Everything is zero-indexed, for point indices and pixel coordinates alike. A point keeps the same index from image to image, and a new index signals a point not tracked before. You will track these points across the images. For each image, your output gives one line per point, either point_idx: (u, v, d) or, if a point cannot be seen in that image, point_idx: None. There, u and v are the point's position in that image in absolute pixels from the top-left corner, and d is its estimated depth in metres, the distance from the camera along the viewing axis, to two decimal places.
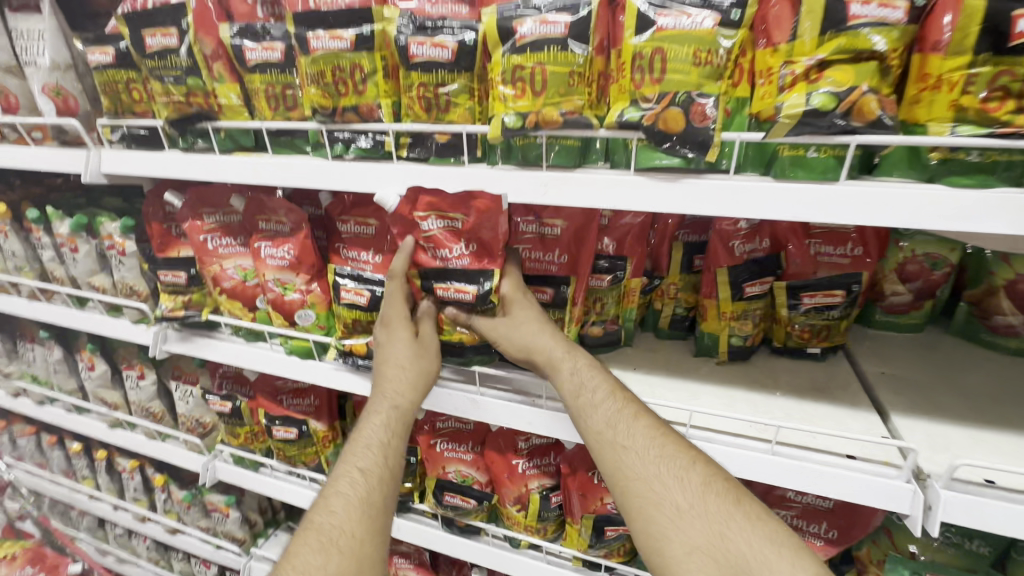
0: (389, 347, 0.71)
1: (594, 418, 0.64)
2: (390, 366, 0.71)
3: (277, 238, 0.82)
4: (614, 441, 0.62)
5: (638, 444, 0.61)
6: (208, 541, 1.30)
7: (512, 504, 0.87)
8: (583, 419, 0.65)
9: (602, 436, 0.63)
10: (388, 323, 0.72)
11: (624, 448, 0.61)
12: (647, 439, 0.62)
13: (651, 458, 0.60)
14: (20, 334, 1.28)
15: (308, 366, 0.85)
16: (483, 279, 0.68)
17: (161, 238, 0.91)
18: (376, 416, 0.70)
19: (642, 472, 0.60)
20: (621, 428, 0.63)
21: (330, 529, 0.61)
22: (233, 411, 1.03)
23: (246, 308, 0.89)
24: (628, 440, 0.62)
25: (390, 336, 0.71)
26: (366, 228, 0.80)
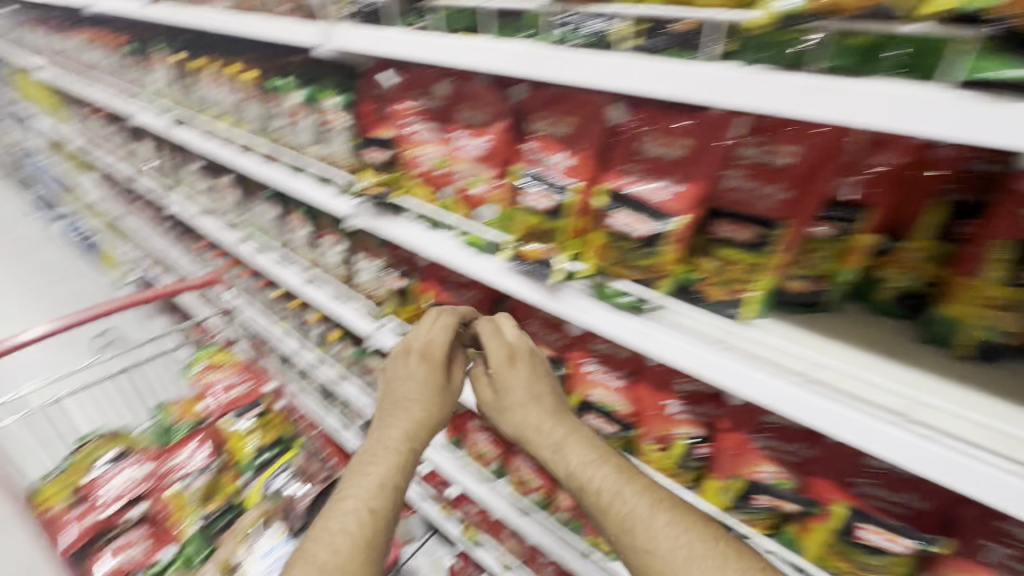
0: (418, 386, 0.87)
1: (611, 515, 0.66)
2: (415, 403, 0.86)
3: (477, 128, 0.83)
4: (623, 521, 0.64)
5: (602, 481, 0.69)
6: (365, 395, 1.52)
7: (652, 442, 0.84)
8: (599, 514, 0.68)
9: (608, 511, 0.66)
10: (426, 356, 0.89)
11: (648, 551, 0.60)
12: (655, 515, 0.63)
13: (604, 491, 0.68)
14: (251, 190, 1.54)
15: (476, 261, 0.84)
16: (661, 220, 0.66)
17: (371, 118, 0.98)
18: (389, 447, 0.81)
19: (614, 511, 0.66)
20: (627, 501, 0.65)
21: (333, 566, 0.65)
22: (403, 289, 1.16)
23: (432, 194, 0.94)
24: (649, 541, 0.61)
25: (424, 369, 0.88)
26: (559, 128, 0.75)
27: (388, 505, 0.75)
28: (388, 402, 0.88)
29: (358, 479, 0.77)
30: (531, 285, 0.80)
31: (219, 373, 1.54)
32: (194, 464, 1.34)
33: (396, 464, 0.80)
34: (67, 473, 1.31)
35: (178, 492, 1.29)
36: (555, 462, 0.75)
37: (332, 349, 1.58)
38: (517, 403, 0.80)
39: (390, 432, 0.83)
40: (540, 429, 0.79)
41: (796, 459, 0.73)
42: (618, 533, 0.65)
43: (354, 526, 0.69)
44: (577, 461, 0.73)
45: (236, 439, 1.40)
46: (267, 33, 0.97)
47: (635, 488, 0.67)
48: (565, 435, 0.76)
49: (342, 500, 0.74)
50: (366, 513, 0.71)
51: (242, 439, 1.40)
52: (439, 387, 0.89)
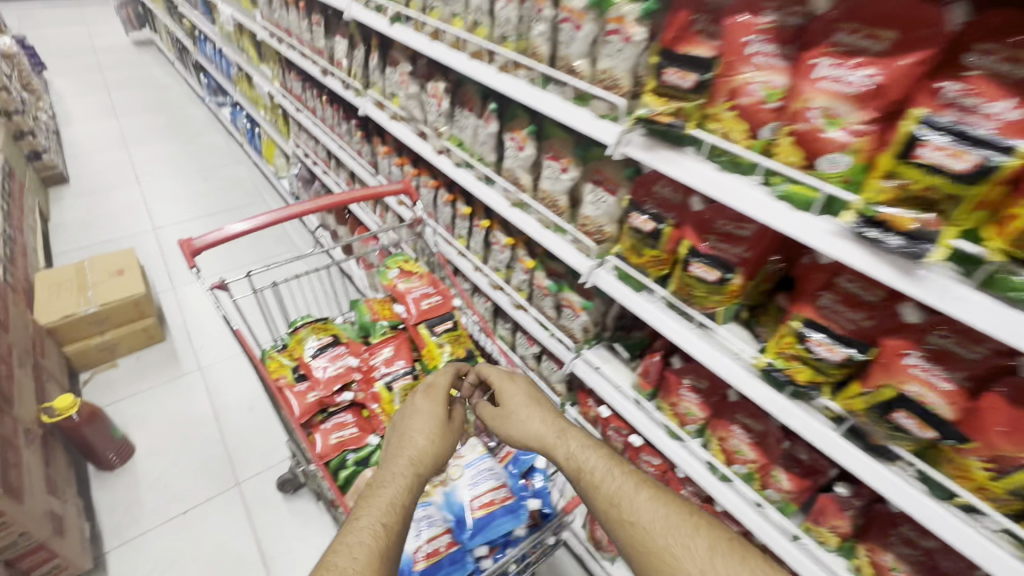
0: (433, 429, 1.05)
1: (603, 492, 0.98)
2: (421, 436, 1.05)
3: (856, 56, 0.69)
4: (613, 499, 0.96)
5: (591, 465, 1.03)
6: (546, 327, 1.51)
7: (980, 459, 0.72)
8: (591, 495, 0.99)
9: (599, 489, 0.98)
10: (429, 392, 1.14)
11: (632, 521, 0.91)
12: (640, 493, 0.95)
13: (596, 471, 1.01)
14: (461, 101, 1.48)
15: (797, 219, 0.75)
16: None
17: (678, 31, 0.85)
18: (397, 475, 0.95)
19: (602, 491, 0.98)
20: (615, 484, 0.98)
21: (373, 549, 0.79)
22: (653, 232, 1.03)
23: (747, 132, 0.82)
24: (632, 515, 0.92)
25: (432, 405, 1.10)
26: (1014, 67, 0.57)
27: (397, 521, 0.86)
28: (403, 439, 1.04)
29: (378, 495, 0.90)
30: (879, 257, 0.68)
31: (413, 282, 1.56)
32: (395, 366, 1.42)
33: (405, 485, 0.94)
34: (288, 349, 1.43)
35: (384, 389, 1.37)
36: (559, 447, 1.08)
37: (516, 276, 1.56)
38: (519, 414, 1.15)
39: (405, 463, 0.97)
40: (546, 437, 1.11)
41: None
42: (612, 513, 0.95)
43: (382, 528, 0.84)
44: (568, 459, 1.06)
45: (431, 348, 1.43)
46: None
47: (631, 480, 0.98)
48: (562, 436, 1.10)
49: (356, 522, 0.84)
50: (377, 527, 0.83)
51: (437, 348, 1.43)
52: (439, 419, 1.08)
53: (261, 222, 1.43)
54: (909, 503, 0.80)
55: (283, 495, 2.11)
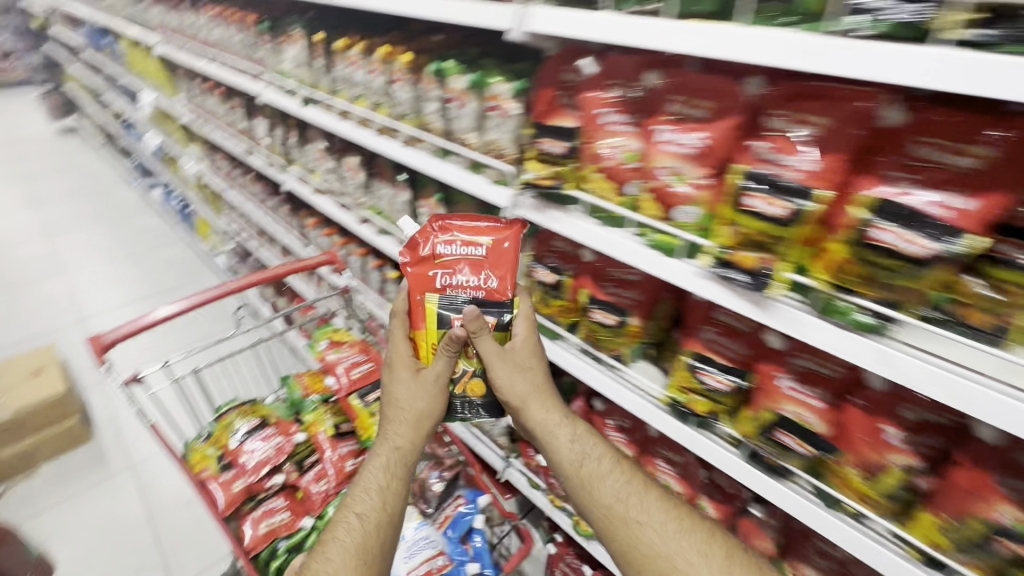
0: (424, 397, 0.97)
1: (608, 489, 0.92)
2: (409, 407, 0.98)
3: (687, 122, 0.76)
4: (615, 494, 0.92)
5: (596, 457, 0.97)
6: None
7: (858, 467, 0.77)
8: (599, 486, 0.93)
9: (602, 485, 0.93)
10: (421, 372, 0.99)
11: (637, 521, 0.89)
12: (648, 492, 0.93)
13: (601, 463, 0.96)
14: (377, 172, 1.54)
15: (666, 264, 0.82)
16: (948, 237, 0.57)
17: (548, 105, 0.93)
18: (379, 460, 0.97)
19: (600, 494, 0.92)
20: (620, 484, 0.93)
21: (362, 542, 0.87)
22: (556, 284, 1.10)
23: (615, 190, 0.89)
24: (642, 515, 0.89)
25: (418, 384, 0.98)
26: (804, 128, 0.66)
27: (398, 494, 0.94)
28: (399, 400, 0.99)
29: (367, 479, 0.95)
30: (735, 293, 0.75)
31: (343, 351, 1.55)
32: (469, 285, 0.99)
33: (399, 459, 0.97)
34: (213, 438, 1.35)
35: (434, 317, 0.98)
36: (554, 438, 0.98)
37: None
38: (514, 380, 0.98)
39: (394, 450, 0.97)
40: (561, 433, 0.98)
41: None
42: (610, 506, 0.91)
43: (379, 504, 0.92)
44: (572, 446, 0.97)
45: (364, 418, 1.43)
46: (451, 19, 0.95)
47: (643, 493, 0.92)
48: (567, 423, 1.00)
49: (355, 511, 0.91)
50: (363, 516, 0.90)
51: (369, 417, 1.44)
52: (416, 378, 0.98)
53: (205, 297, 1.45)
54: (809, 516, 0.84)
55: None
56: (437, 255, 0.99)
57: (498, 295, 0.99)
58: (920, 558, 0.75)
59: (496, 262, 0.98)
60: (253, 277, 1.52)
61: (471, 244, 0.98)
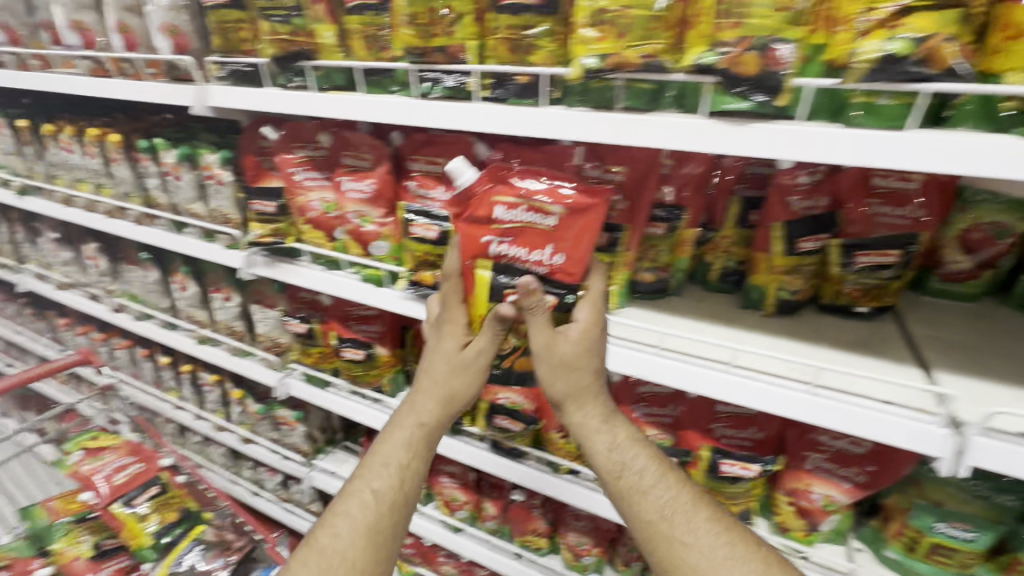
0: (444, 364, 0.77)
1: (644, 505, 0.70)
2: (442, 379, 0.77)
3: (359, 172, 0.90)
4: (660, 511, 0.69)
5: (637, 468, 0.71)
6: (277, 452, 1.46)
7: (557, 431, 0.97)
8: (636, 502, 0.70)
9: (645, 499, 0.70)
10: (465, 337, 0.76)
11: (682, 544, 0.67)
12: (696, 509, 0.68)
13: (644, 473, 0.71)
14: (122, 256, 1.44)
15: (379, 293, 0.94)
16: None
17: (255, 170, 1.01)
18: (399, 433, 0.78)
19: (643, 508, 0.69)
20: (667, 496, 0.69)
21: (361, 536, 0.72)
22: (308, 332, 1.15)
23: (326, 237, 0.99)
24: (687, 537, 0.67)
25: (444, 341, 0.77)
26: (434, 167, 0.84)
27: (411, 484, 0.77)
28: (423, 369, 0.80)
29: (380, 459, 0.77)
30: None
31: (103, 458, 1.35)
32: (532, 261, 0.69)
33: (421, 434, 0.79)
34: None
35: (486, 286, 0.72)
36: (604, 435, 0.72)
37: (234, 410, 1.50)
38: (568, 354, 0.69)
39: (424, 400, 0.78)
40: (589, 426, 0.73)
41: (668, 420, 0.89)
42: (649, 523, 0.69)
43: (380, 507, 0.74)
44: (605, 451, 0.72)
45: (132, 524, 1.27)
46: (139, 100, 0.98)
47: (730, 537, 0.66)
48: (608, 424, 0.72)
49: (341, 502, 0.75)
50: (369, 498, 0.74)
51: (139, 522, 1.27)
52: (462, 351, 0.76)
53: None
54: (542, 484, 0.99)
55: None
56: (496, 223, 0.69)
57: (569, 276, 0.70)
58: None
59: (562, 235, 0.68)
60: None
61: (537, 211, 0.67)
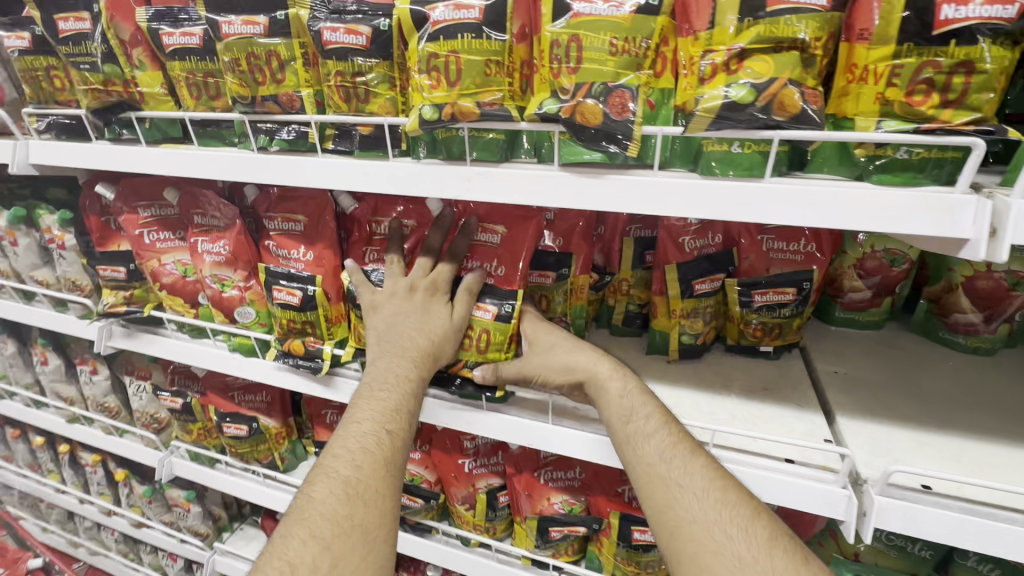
0: (437, 320, 0.70)
1: (646, 450, 0.61)
2: (421, 334, 0.68)
3: (213, 232, 0.80)
4: (660, 453, 0.60)
5: (643, 415, 0.64)
6: (172, 535, 1.29)
7: (460, 503, 0.86)
8: (634, 450, 0.62)
9: (648, 445, 0.61)
10: (434, 291, 0.71)
11: (679, 486, 0.57)
12: (696, 456, 0.59)
13: (650, 419, 0.63)
14: None
15: (251, 364, 0.84)
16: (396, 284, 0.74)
17: (101, 232, 0.88)
18: (402, 376, 0.66)
19: (660, 467, 0.59)
20: (669, 441, 0.61)
21: (358, 481, 0.57)
22: (184, 407, 1.01)
23: (187, 304, 0.87)
24: (684, 478, 0.58)
25: (433, 304, 0.71)
26: (294, 225, 0.75)
27: (406, 432, 0.64)
28: (390, 334, 0.68)
29: (367, 408, 0.64)
30: (305, 377, 0.80)
31: None
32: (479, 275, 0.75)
33: (408, 395, 0.66)
34: None
35: None
36: (612, 383, 0.67)
37: (121, 492, 1.32)
38: (551, 335, 0.72)
39: (399, 359, 0.67)
40: (597, 367, 0.68)
41: (576, 483, 0.82)
42: (649, 469, 0.60)
43: (373, 448, 0.60)
44: (620, 399, 0.65)
45: None
46: None
47: (726, 482, 0.57)
48: (610, 370, 0.68)
49: (355, 420, 0.63)
50: (385, 436, 0.62)
51: None
52: (451, 321, 0.70)
53: None
54: (451, 561, 0.89)
55: None
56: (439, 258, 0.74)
57: (510, 285, 0.73)
58: (532, 562, 0.85)
59: (506, 251, 0.74)
60: None
61: (487, 229, 0.76)
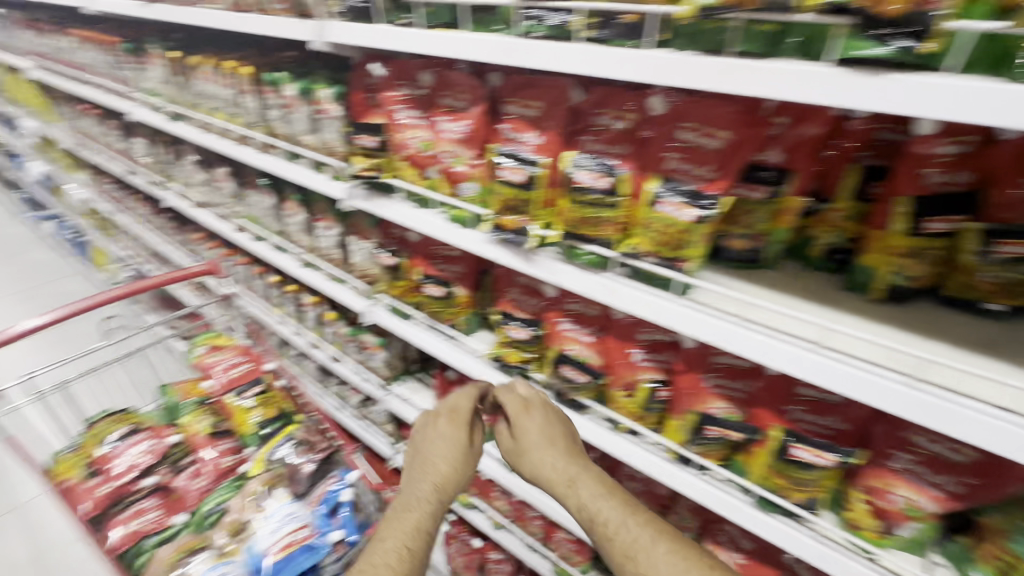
0: (451, 446, 0.98)
1: (614, 546, 0.76)
2: (442, 461, 0.96)
3: (456, 113, 0.93)
4: (626, 551, 0.74)
5: (602, 518, 0.80)
6: (360, 372, 1.60)
7: (621, 388, 0.95)
8: (608, 551, 0.77)
9: (615, 541, 0.76)
10: (455, 419, 1.01)
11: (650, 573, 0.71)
12: (656, 543, 0.73)
13: (608, 521, 0.79)
14: (246, 181, 1.61)
15: (462, 233, 0.95)
16: (614, 171, 0.77)
17: (362, 106, 1.07)
18: (423, 501, 0.90)
19: (623, 557, 0.74)
20: (633, 533, 0.76)
21: None
22: (396, 265, 1.24)
23: (420, 175, 1.03)
24: (653, 567, 0.71)
25: (453, 429, 1.00)
26: (529, 110, 0.85)
27: (424, 547, 0.83)
28: (416, 466, 0.97)
29: (393, 525, 0.85)
30: (508, 251, 0.89)
31: (222, 355, 1.59)
32: (685, 174, 0.74)
33: (429, 513, 0.89)
34: (81, 448, 1.40)
35: (647, 195, 0.76)
36: (569, 493, 0.85)
37: (327, 330, 1.67)
38: (529, 432, 0.94)
39: (421, 484, 0.93)
40: (559, 479, 0.88)
41: (741, 395, 0.85)
42: (624, 564, 0.74)
43: (395, 560, 0.78)
44: (580, 503, 0.83)
45: (240, 414, 1.48)
46: (267, 33, 1.06)
47: (688, 563, 0.70)
48: (574, 460, 0.89)
49: (382, 539, 0.83)
50: (405, 551, 0.80)
51: (246, 413, 1.48)
52: (467, 447, 0.99)
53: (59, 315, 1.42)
54: (601, 439, 0.99)
55: None
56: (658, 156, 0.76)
57: (712, 191, 0.72)
58: (676, 456, 0.93)
59: (724, 158, 0.72)
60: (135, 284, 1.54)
61: (707, 134, 0.72)
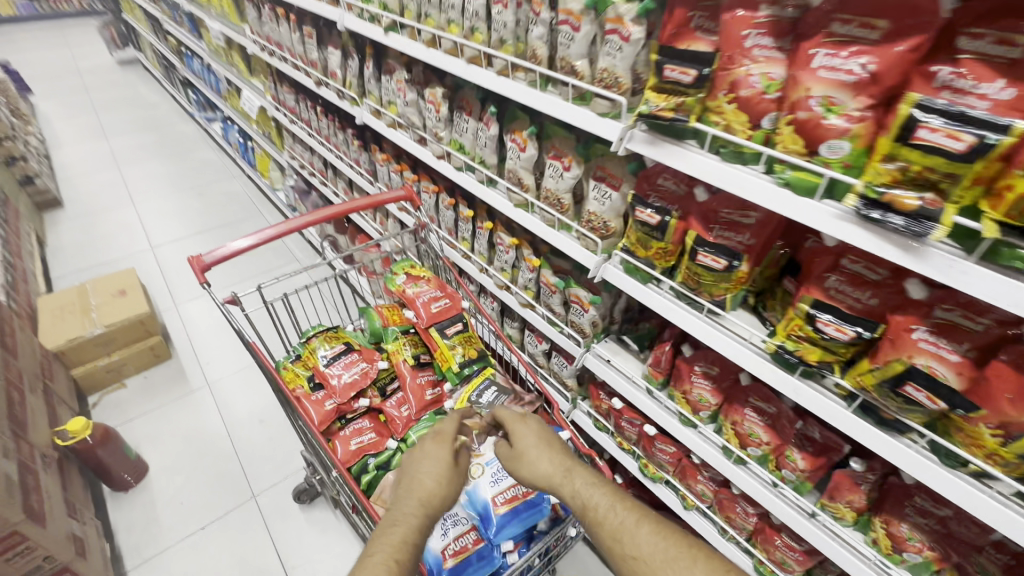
0: (436, 458, 1.03)
1: (614, 542, 0.88)
2: (432, 475, 1.00)
3: (853, 45, 0.70)
4: (616, 533, 0.88)
5: (598, 507, 0.94)
6: (556, 324, 1.53)
7: (990, 426, 0.74)
8: (607, 548, 0.89)
9: (620, 538, 0.88)
10: (440, 436, 1.07)
11: (638, 557, 0.84)
12: (640, 528, 0.88)
13: (602, 507, 0.93)
14: (460, 105, 1.50)
15: (802, 205, 0.78)
16: None
17: (678, 28, 0.87)
18: (410, 516, 0.93)
19: (627, 545, 0.87)
20: (623, 519, 0.90)
21: None
22: (659, 224, 1.05)
23: (748, 123, 0.84)
24: (638, 550, 0.85)
25: (438, 446, 1.05)
26: (1004, 48, 0.60)
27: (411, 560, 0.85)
28: (406, 485, 0.99)
29: (381, 543, 0.86)
30: (877, 236, 0.72)
31: (421, 287, 1.55)
32: None
33: (413, 526, 0.92)
34: (302, 359, 1.44)
35: None
36: (568, 486, 0.99)
37: (523, 275, 1.59)
38: (525, 440, 1.07)
39: (411, 500, 0.96)
40: (562, 484, 1.00)
41: None
42: (626, 556, 0.85)
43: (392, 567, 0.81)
44: (576, 496, 0.97)
45: (444, 350, 1.45)
46: None
47: (670, 543, 0.85)
48: (566, 466, 1.02)
49: (370, 555, 0.84)
50: (395, 563, 0.83)
51: (449, 350, 1.45)
52: (433, 441, 1.07)
53: (264, 236, 1.45)
54: (921, 471, 0.84)
55: (299, 505, 2.12)
56: None
57: None
58: None
59: None
60: (336, 208, 1.53)
61: None
